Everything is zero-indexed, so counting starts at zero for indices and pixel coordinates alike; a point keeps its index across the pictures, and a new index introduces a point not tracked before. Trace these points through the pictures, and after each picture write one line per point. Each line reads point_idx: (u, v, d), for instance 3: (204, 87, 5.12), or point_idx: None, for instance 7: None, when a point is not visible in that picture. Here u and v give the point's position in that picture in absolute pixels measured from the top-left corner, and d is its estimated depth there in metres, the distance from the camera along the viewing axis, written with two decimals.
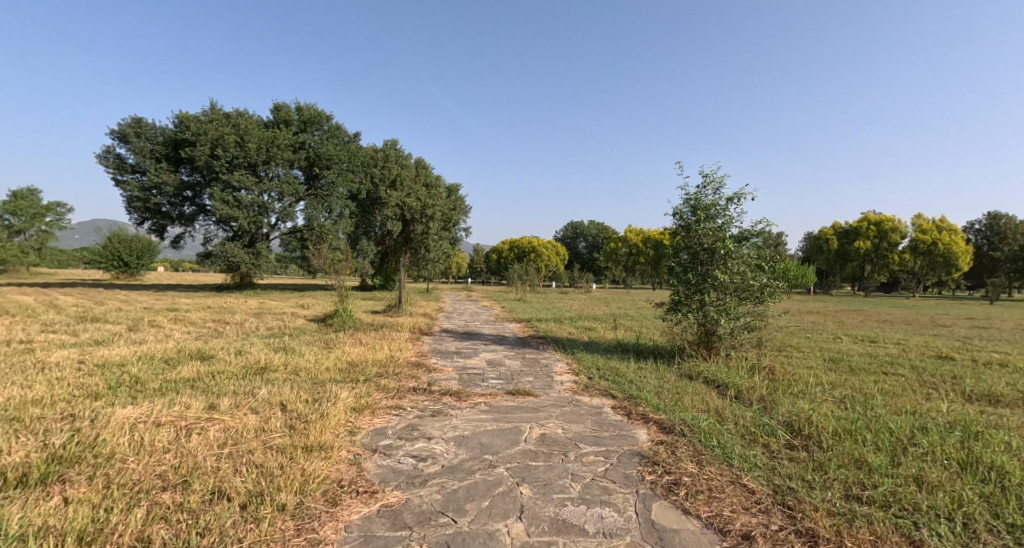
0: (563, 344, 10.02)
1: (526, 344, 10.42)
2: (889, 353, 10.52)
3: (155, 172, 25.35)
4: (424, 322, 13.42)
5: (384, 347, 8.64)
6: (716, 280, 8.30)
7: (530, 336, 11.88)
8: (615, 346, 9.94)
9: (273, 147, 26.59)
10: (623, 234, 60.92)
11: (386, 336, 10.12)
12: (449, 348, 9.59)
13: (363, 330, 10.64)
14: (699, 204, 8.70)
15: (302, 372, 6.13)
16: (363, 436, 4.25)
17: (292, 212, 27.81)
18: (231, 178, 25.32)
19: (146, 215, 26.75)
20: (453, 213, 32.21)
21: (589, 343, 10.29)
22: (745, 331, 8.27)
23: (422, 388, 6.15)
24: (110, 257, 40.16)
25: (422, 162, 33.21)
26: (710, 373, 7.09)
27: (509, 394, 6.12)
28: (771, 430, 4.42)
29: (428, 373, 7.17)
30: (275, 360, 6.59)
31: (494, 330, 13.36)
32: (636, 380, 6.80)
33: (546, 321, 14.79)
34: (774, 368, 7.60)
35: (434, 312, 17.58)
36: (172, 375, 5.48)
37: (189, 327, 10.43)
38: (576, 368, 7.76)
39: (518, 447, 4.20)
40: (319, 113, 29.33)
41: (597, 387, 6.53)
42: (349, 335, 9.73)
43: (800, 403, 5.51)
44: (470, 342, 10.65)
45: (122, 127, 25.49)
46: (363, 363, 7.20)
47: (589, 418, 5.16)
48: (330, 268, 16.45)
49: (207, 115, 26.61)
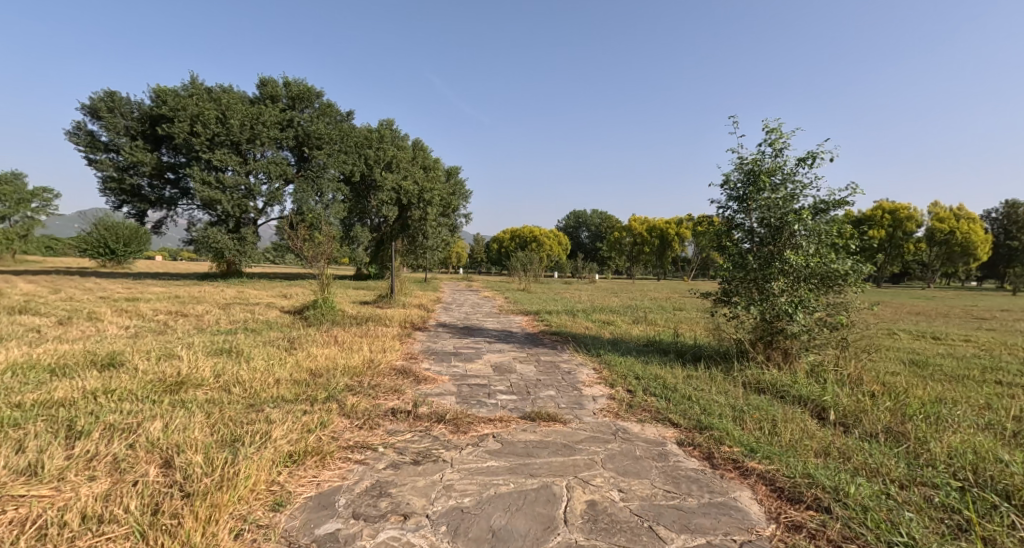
0: (583, 343, 8.28)
1: (539, 343, 8.67)
2: (976, 355, 8.70)
3: (130, 150, 23.49)
4: (417, 315, 11.63)
5: (365, 348, 6.88)
6: (785, 264, 6.50)
7: (541, 332, 10.11)
8: (650, 345, 8.19)
9: (258, 125, 24.71)
10: (626, 223, 58.88)
11: (369, 332, 8.37)
12: (446, 348, 7.82)
13: (342, 325, 8.86)
14: (759, 170, 6.95)
15: (237, 391, 4.33)
16: (291, 519, 2.55)
17: (280, 195, 25.96)
18: (212, 158, 23.51)
19: (122, 197, 24.96)
20: (451, 197, 30.35)
21: (616, 342, 8.52)
22: (826, 329, 6.43)
23: (403, 412, 4.37)
24: (96, 244, 38.35)
25: (419, 144, 31.36)
26: (792, 388, 5.33)
27: (526, 421, 4.35)
28: (975, 506, 2.68)
29: (416, 385, 5.39)
30: (204, 369, 4.79)
31: (499, 324, 11.62)
32: (698, 397, 5.07)
33: (557, 314, 13.04)
34: (871, 380, 5.80)
35: (431, 303, 15.82)
36: (34, 396, 3.74)
37: (132, 320, 8.65)
38: (608, 378, 5.99)
39: (555, 540, 2.50)
40: (309, 89, 27.25)
41: (648, 408, 4.79)
42: (322, 332, 7.95)
43: (961, 440, 3.73)
44: (471, 339, 8.87)
45: (94, 101, 23.52)
46: (334, 372, 5.43)
47: (653, 467, 3.38)
48: (315, 254, 14.66)
49: (187, 89, 24.72)
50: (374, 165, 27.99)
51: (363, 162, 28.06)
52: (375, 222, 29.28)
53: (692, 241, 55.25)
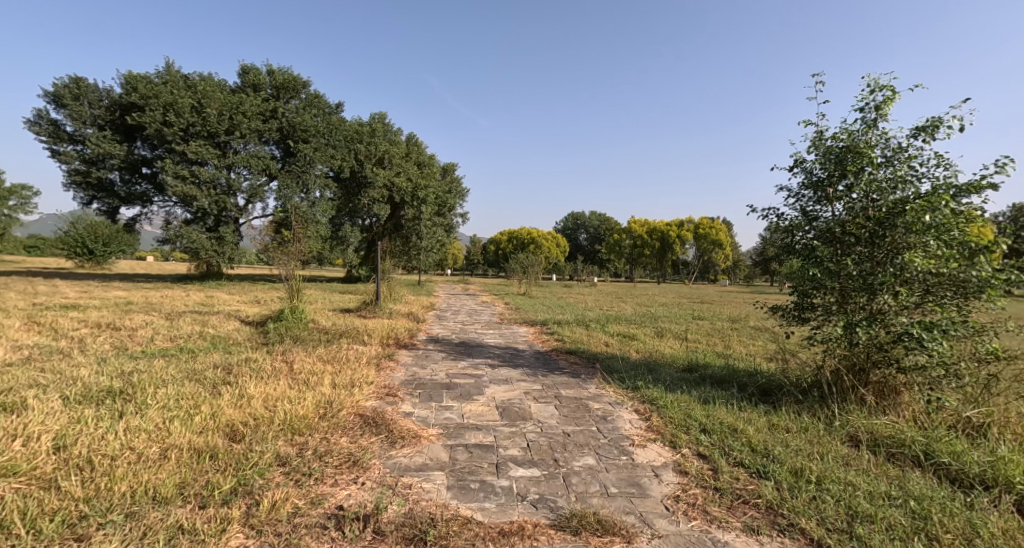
0: (613, 371, 6.51)
1: (554, 368, 6.89)
2: None
3: (97, 141, 21.56)
4: (403, 328, 9.81)
5: (328, 383, 5.08)
6: (902, 269, 4.66)
7: (554, 350, 8.31)
8: (698, 377, 6.42)
9: (238, 115, 22.85)
10: (627, 225, 57.24)
11: (339, 354, 6.56)
12: (436, 378, 6.02)
13: (309, 344, 7.06)
14: (854, 144, 5.24)
15: (66, 483, 2.61)
16: None
17: (262, 191, 24.13)
18: (187, 150, 21.66)
19: (90, 192, 23.07)
20: (446, 196, 28.69)
21: (652, 368, 6.79)
22: (971, 362, 4.51)
23: (356, 521, 2.60)
24: (74, 243, 36.27)
25: (413, 138, 29.60)
26: (954, 460, 3.55)
27: (565, 537, 2.61)
28: None
29: (388, 451, 3.62)
30: (38, 437, 2.98)
31: (501, 338, 9.85)
32: (820, 474, 3.30)
33: (569, 325, 11.29)
34: None
35: (423, 310, 14.02)
36: None
37: (39, 337, 6.80)
38: (665, 434, 4.20)
39: None
40: (295, 78, 25.33)
41: (754, 500, 3.02)
42: (276, 355, 6.13)
43: None
44: (468, 362, 7.05)
45: (57, 87, 21.56)
46: (266, 429, 3.64)
47: None
48: (290, 255, 12.83)
49: (161, 76, 22.85)
50: (365, 160, 26.22)
51: (353, 158, 25.99)
52: (366, 222, 27.85)
53: (694, 243, 53.44)
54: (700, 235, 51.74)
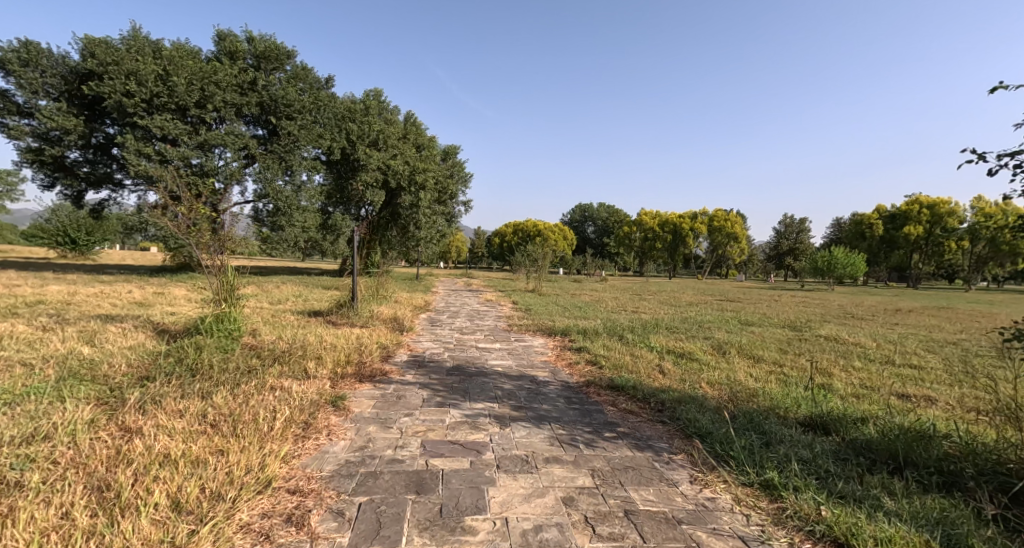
0: (709, 439, 3.78)
1: (602, 425, 4.20)
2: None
3: (49, 114, 18.87)
4: (377, 342, 7.11)
5: (161, 506, 2.42)
6: None
7: (590, 383, 5.61)
8: (857, 452, 3.69)
9: (211, 85, 20.02)
10: (637, 216, 54.18)
11: (245, 408, 3.83)
12: (403, 460, 3.34)
13: (201, 384, 4.33)
14: None
15: None
16: None
17: (240, 173, 21.36)
18: (151, 124, 18.96)
19: (47, 172, 20.50)
20: (447, 181, 25.99)
21: (767, 427, 4.08)
22: None
23: None
24: (55, 234, 33.70)
25: (411, 117, 26.86)
26: None
27: None
28: None
29: None
30: None
31: (509, 356, 7.14)
32: None
33: (597, 337, 8.60)
34: None
35: (412, 313, 11.35)
36: None
37: None
38: None
39: None
40: (278, 46, 22.43)
41: None
42: (116, 417, 3.41)
43: None
44: (461, 413, 4.37)
45: (3, 52, 18.86)
46: None
47: None
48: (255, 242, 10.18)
49: (125, 41, 20.09)
50: (357, 141, 23.52)
51: (344, 137, 23.62)
52: (360, 212, 25.39)
53: (707, 237, 50.39)
54: (713, 228, 48.65)
